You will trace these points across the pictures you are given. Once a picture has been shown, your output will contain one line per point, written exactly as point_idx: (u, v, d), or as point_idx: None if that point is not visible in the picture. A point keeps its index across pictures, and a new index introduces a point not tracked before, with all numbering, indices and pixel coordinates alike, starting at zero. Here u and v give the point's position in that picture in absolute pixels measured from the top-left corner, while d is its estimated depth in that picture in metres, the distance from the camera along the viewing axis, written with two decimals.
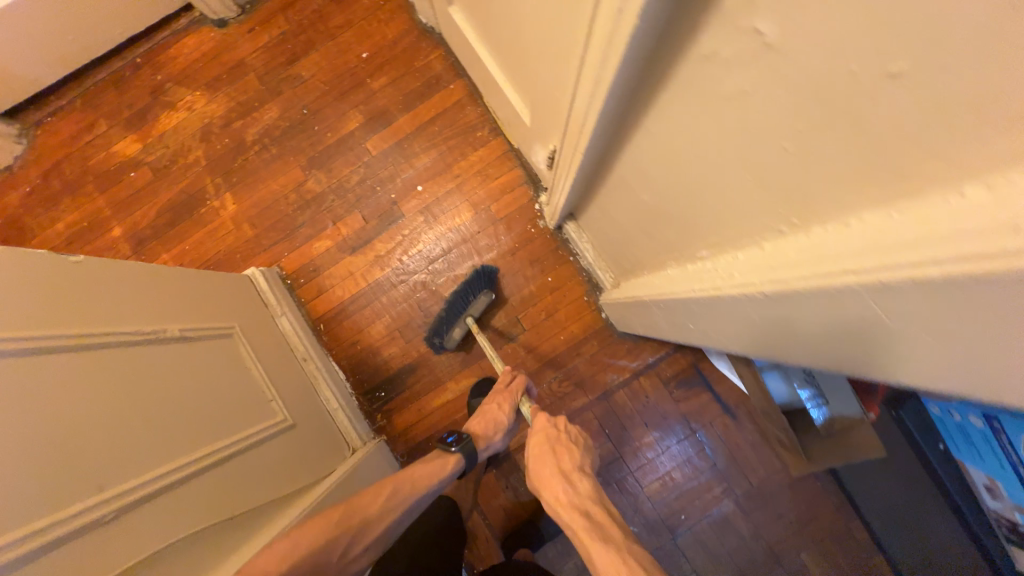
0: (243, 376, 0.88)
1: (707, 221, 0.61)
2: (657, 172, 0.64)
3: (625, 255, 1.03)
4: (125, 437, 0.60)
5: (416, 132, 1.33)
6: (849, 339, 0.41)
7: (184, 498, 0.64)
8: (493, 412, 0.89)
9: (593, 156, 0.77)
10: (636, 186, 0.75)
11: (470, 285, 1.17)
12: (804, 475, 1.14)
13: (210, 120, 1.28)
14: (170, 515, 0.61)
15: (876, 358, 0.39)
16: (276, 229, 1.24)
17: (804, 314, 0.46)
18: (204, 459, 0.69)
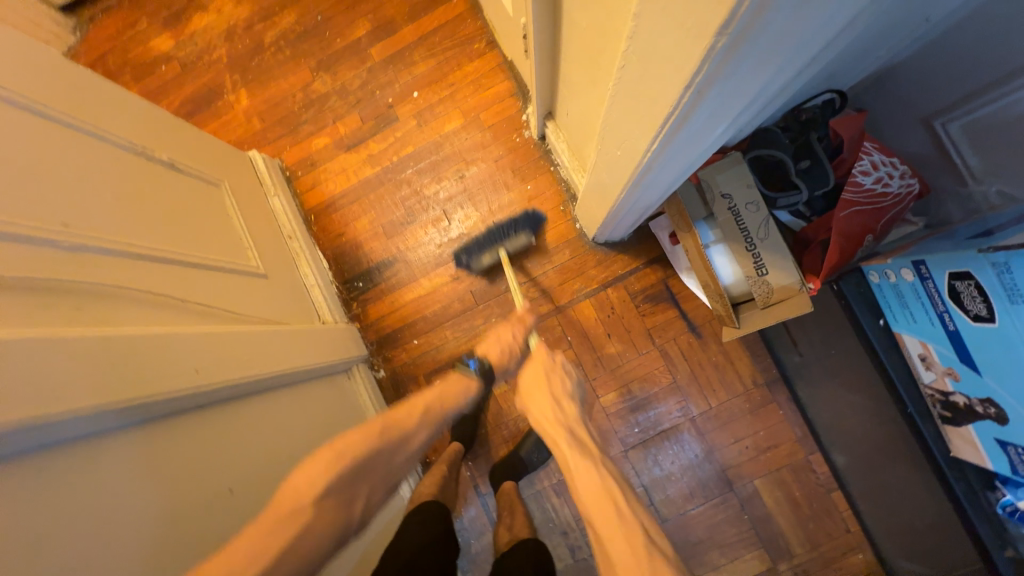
0: (224, 219, 0.98)
1: (604, 16, 0.56)
2: None
3: (585, 142, 0.98)
4: (104, 204, 0.70)
5: (417, 42, 1.31)
6: (688, 36, 0.36)
7: (153, 271, 0.73)
8: (502, 334, 0.90)
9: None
10: (574, 21, 0.70)
11: (515, 223, 1.13)
12: (772, 406, 1.10)
13: (234, 22, 1.38)
14: (141, 277, 0.70)
15: (708, 34, 0.34)
16: (281, 124, 1.35)
17: (658, 42, 0.41)
18: (176, 255, 0.79)
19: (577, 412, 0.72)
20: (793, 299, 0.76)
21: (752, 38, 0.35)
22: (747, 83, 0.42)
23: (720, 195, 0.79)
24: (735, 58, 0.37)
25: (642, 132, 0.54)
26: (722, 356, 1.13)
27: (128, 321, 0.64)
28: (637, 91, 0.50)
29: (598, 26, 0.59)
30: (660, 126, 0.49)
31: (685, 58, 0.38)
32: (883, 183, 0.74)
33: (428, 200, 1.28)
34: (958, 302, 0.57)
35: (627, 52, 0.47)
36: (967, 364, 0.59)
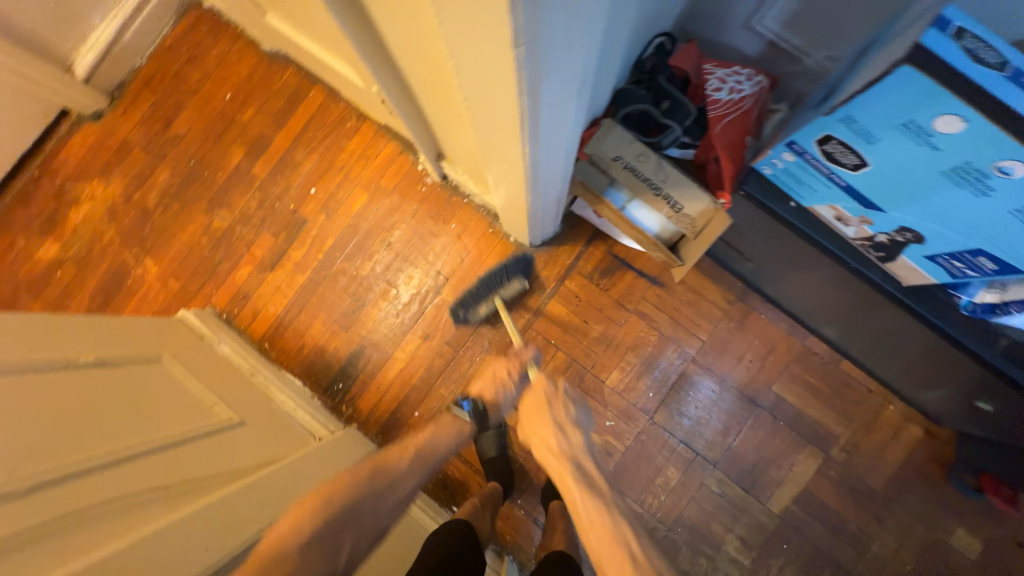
0: (177, 389, 0.95)
1: (434, 64, 0.60)
2: (394, 36, 0.63)
3: (480, 166, 1.02)
4: (46, 431, 0.67)
5: (293, 144, 1.34)
6: (497, 55, 0.40)
7: (122, 473, 0.70)
8: (493, 373, 0.91)
9: (382, 62, 0.77)
10: (416, 75, 0.75)
11: (503, 269, 1.18)
12: (752, 315, 1.16)
13: (112, 201, 1.36)
14: (110, 485, 0.67)
15: (509, 49, 0.38)
16: (198, 273, 1.33)
17: (480, 68, 0.45)
18: (141, 446, 0.75)
19: (571, 437, 0.78)
20: (714, 217, 0.80)
21: (547, 41, 0.39)
22: (569, 71, 0.46)
23: (612, 160, 0.83)
24: (545, 60, 0.40)
25: (511, 141, 0.58)
26: (690, 292, 1.18)
27: (114, 536, 0.60)
28: (490, 112, 0.53)
29: (434, 72, 0.63)
30: (521, 132, 0.53)
31: (506, 74, 0.42)
32: (737, 89, 0.83)
33: (368, 278, 1.29)
34: (836, 162, 0.63)
35: (464, 84, 0.51)
36: (870, 207, 0.65)
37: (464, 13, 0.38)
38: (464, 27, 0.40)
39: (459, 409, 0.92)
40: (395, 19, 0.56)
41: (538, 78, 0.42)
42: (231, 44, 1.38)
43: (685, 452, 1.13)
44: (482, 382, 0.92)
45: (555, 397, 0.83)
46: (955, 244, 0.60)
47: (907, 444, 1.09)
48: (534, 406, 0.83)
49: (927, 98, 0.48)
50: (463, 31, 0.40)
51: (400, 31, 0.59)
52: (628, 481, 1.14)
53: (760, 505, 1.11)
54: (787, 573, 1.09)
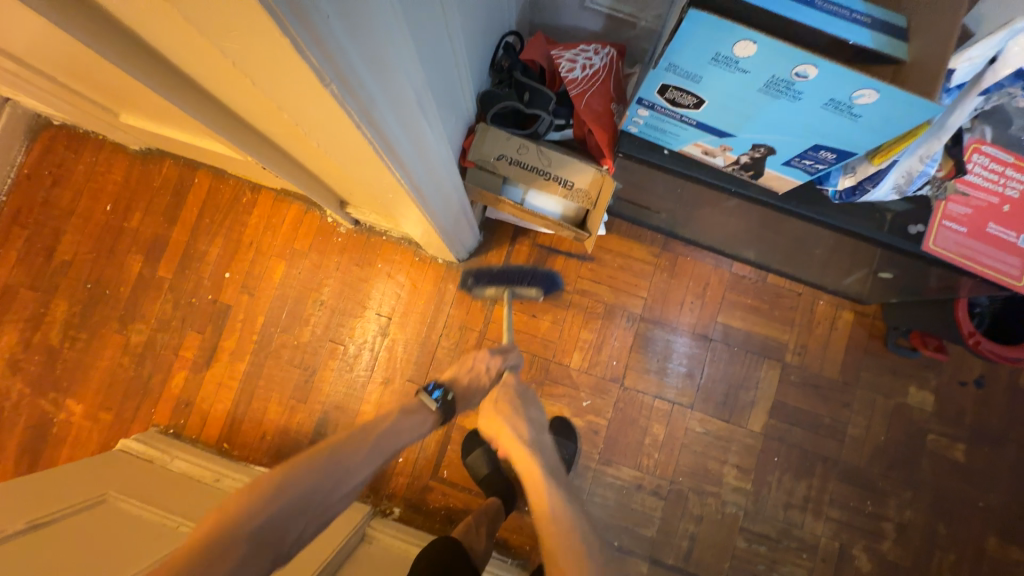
0: (133, 522, 0.88)
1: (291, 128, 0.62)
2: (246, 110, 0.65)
3: (384, 203, 1.04)
4: None
5: (194, 235, 1.29)
6: (324, 103, 0.43)
7: None
8: (469, 363, 0.94)
9: (251, 136, 0.78)
10: (285, 140, 0.76)
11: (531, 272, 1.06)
12: (679, 260, 1.23)
13: (10, 352, 1.25)
14: None
15: (328, 95, 0.41)
16: (130, 396, 1.24)
17: (318, 115, 0.47)
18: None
19: (532, 433, 0.86)
20: (605, 183, 0.88)
21: (363, 80, 0.42)
22: (403, 97, 0.50)
23: (496, 160, 0.87)
24: (365, 87, 0.42)
25: (382, 170, 0.61)
26: (619, 257, 1.23)
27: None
28: (351, 149, 0.56)
29: (295, 134, 0.65)
30: (384, 159, 0.56)
31: (339, 115, 0.45)
32: (589, 65, 0.88)
33: (311, 343, 1.25)
34: (680, 105, 0.69)
35: (317, 133, 0.53)
36: (721, 135, 0.71)
37: (266, 67, 0.39)
38: (284, 87, 0.42)
39: (428, 395, 0.88)
40: (231, 92, 0.57)
41: (371, 108, 0.45)
42: (96, 154, 1.31)
43: (662, 405, 1.18)
44: (458, 372, 0.94)
45: (517, 402, 0.90)
46: (798, 145, 0.67)
47: (845, 330, 1.19)
48: (490, 403, 0.90)
49: (719, 34, 0.54)
50: (286, 90, 0.43)
51: (240, 101, 0.59)
52: (619, 450, 1.16)
53: (742, 429, 1.17)
54: (785, 482, 1.15)
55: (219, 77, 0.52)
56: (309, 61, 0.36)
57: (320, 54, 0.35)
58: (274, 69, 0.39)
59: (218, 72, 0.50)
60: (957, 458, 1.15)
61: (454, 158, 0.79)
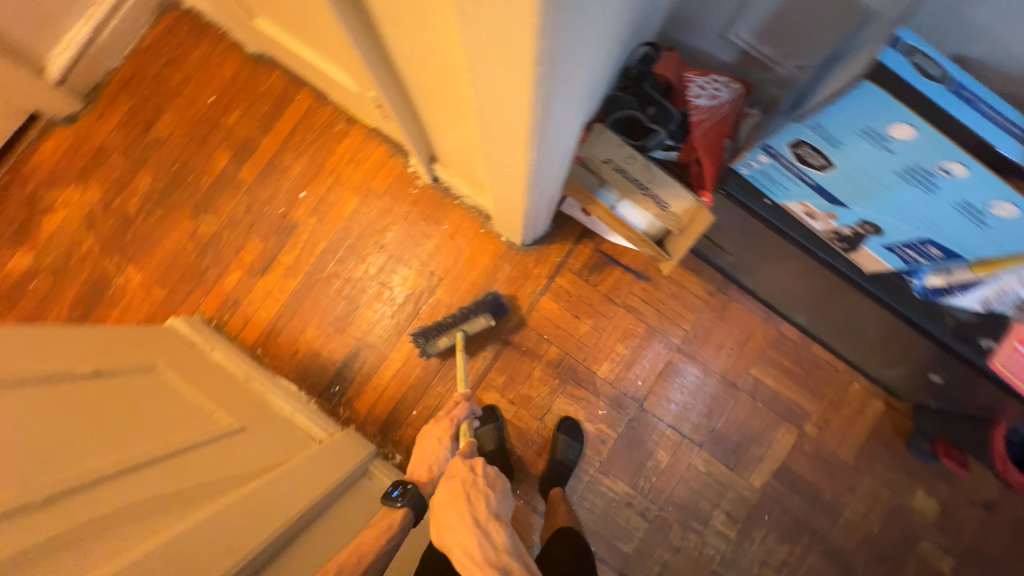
0: (175, 397, 0.95)
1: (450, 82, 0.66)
2: (409, 55, 0.69)
3: (474, 172, 1.07)
4: (67, 437, 0.68)
5: (282, 148, 1.34)
6: (516, 84, 0.46)
7: (146, 476, 0.72)
8: (427, 453, 0.93)
9: (387, 76, 0.82)
10: (422, 89, 0.80)
11: (474, 305, 1.21)
12: (730, 304, 1.25)
13: (89, 207, 1.32)
14: (142, 482, 0.71)
15: (527, 80, 0.44)
16: (185, 280, 1.31)
17: (496, 90, 0.50)
18: (162, 449, 0.78)
19: (489, 526, 0.74)
20: (699, 216, 0.89)
21: (559, 75, 0.45)
22: (573, 91, 0.52)
23: (603, 162, 0.90)
24: (561, 72, 0.45)
25: (518, 149, 0.64)
26: (674, 285, 1.25)
27: (115, 553, 0.58)
28: (500, 125, 0.59)
29: (445, 86, 0.69)
30: (529, 141, 0.59)
31: (521, 97, 0.48)
32: (716, 96, 0.89)
33: (362, 281, 1.30)
34: (806, 162, 0.70)
35: (479, 103, 0.57)
36: (833, 204, 0.73)
37: (487, 37, 0.42)
38: (487, 61, 0.45)
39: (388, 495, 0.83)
40: (411, 29, 0.59)
41: (550, 97, 0.48)
42: (213, 46, 1.36)
43: (673, 436, 1.21)
44: (419, 469, 0.91)
45: (471, 490, 0.79)
46: (908, 233, 0.68)
47: (871, 418, 1.20)
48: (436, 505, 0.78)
49: (880, 111, 0.55)
50: (485, 64, 0.46)
51: (414, 40, 0.62)
52: (621, 465, 1.20)
53: (743, 481, 1.19)
54: (768, 541, 1.18)
55: (416, 22, 0.56)
56: (536, 50, 0.39)
57: (547, 46, 0.39)
58: (492, 45, 0.42)
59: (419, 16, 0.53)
60: (941, 570, 1.16)
61: (570, 151, 0.82)
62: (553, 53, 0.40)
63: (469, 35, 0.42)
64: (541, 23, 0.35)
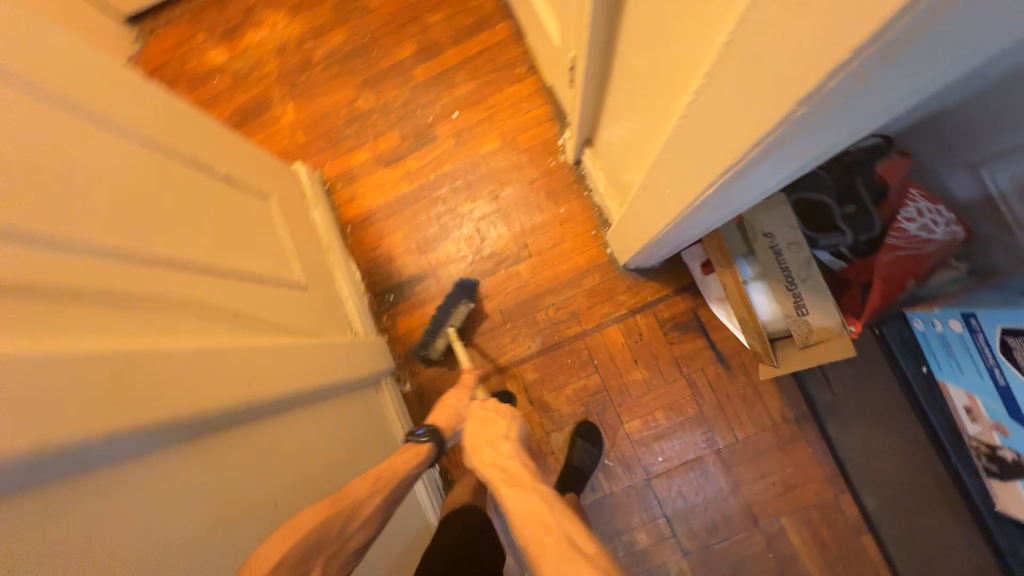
0: (270, 230, 1.02)
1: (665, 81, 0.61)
2: (639, 37, 0.65)
3: (621, 176, 1.01)
4: (184, 218, 0.76)
5: (460, 65, 1.36)
6: (758, 112, 0.42)
7: (220, 283, 0.79)
8: (449, 405, 0.97)
9: (599, 47, 0.78)
10: (627, 75, 0.76)
11: (446, 301, 1.18)
12: (799, 442, 1.09)
13: (287, 39, 1.45)
14: (215, 287, 0.77)
15: (777, 113, 0.39)
16: (324, 138, 1.40)
17: (726, 109, 0.46)
18: (241, 268, 0.85)
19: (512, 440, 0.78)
20: (833, 342, 0.76)
21: (817, 120, 0.40)
22: (807, 146, 0.47)
23: (763, 234, 0.81)
24: (817, 116, 0.39)
25: (698, 178, 0.59)
26: (750, 388, 1.13)
27: (170, 330, 0.64)
28: (698, 146, 0.55)
29: (658, 82, 0.64)
30: (720, 176, 0.54)
31: (753, 127, 0.43)
32: (927, 232, 0.74)
33: (462, 217, 1.31)
34: (1014, 361, 0.65)
35: (692, 115, 0.52)
36: (1009, 330, 0.64)
37: (763, 53, 0.37)
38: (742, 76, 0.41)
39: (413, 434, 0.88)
40: (663, 10, 0.54)
41: (785, 140, 0.43)
42: None
43: (663, 527, 1.11)
44: (439, 414, 0.95)
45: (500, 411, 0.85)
46: None
47: None
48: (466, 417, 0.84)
49: None
50: (737, 79, 0.42)
51: (657, 23, 0.57)
52: (597, 520, 1.14)
53: None
54: None
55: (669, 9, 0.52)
56: (820, 84, 0.34)
57: (840, 83, 0.34)
58: (760, 63, 0.38)
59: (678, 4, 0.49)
60: None
61: (738, 206, 0.75)
62: (836, 93, 0.35)
63: (743, 38, 0.38)
64: (855, 55, 0.31)
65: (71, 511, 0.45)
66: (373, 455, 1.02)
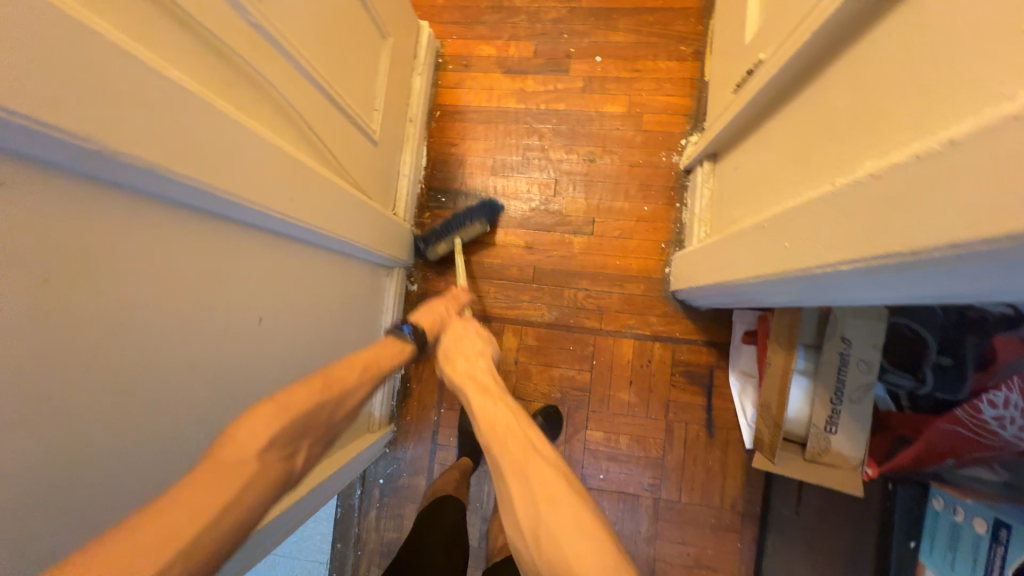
0: (372, 71, 0.96)
1: (863, 135, 0.53)
2: (860, 73, 0.56)
3: (728, 208, 0.93)
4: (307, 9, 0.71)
5: (631, 12, 1.24)
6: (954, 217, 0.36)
7: (307, 93, 0.74)
8: (438, 308, 0.89)
9: (799, 65, 0.69)
10: (812, 108, 0.67)
11: (468, 211, 1.15)
12: (732, 534, 1.08)
13: None
14: (302, 94, 0.73)
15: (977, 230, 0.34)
16: (461, 11, 1.30)
17: (918, 196, 0.40)
18: (333, 91, 0.80)
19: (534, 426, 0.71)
20: (843, 469, 0.78)
21: (1006, 259, 0.35)
22: (968, 276, 0.42)
23: (840, 339, 0.79)
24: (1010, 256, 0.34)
25: (826, 248, 0.53)
26: (718, 464, 1.10)
27: (247, 110, 0.61)
28: (854, 218, 0.49)
29: (850, 132, 0.56)
30: (853, 261, 0.49)
31: (933, 231, 0.38)
32: (999, 424, 0.69)
33: (547, 162, 1.23)
34: None
35: (872, 183, 0.46)
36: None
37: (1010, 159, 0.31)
38: (967, 175, 0.35)
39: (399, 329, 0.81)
40: (923, 57, 0.46)
41: (955, 259, 0.38)
42: None
43: None
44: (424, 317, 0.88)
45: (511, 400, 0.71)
46: None
47: None
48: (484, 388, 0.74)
49: None
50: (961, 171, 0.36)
51: (898, 67, 0.49)
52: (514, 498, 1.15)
53: None
54: None
55: (934, 58, 0.44)
56: None
57: None
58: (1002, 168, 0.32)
59: (955, 55, 0.41)
60: None
61: (830, 300, 0.69)
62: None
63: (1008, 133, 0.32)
64: None
65: (91, 224, 0.42)
66: (355, 328, 1.02)
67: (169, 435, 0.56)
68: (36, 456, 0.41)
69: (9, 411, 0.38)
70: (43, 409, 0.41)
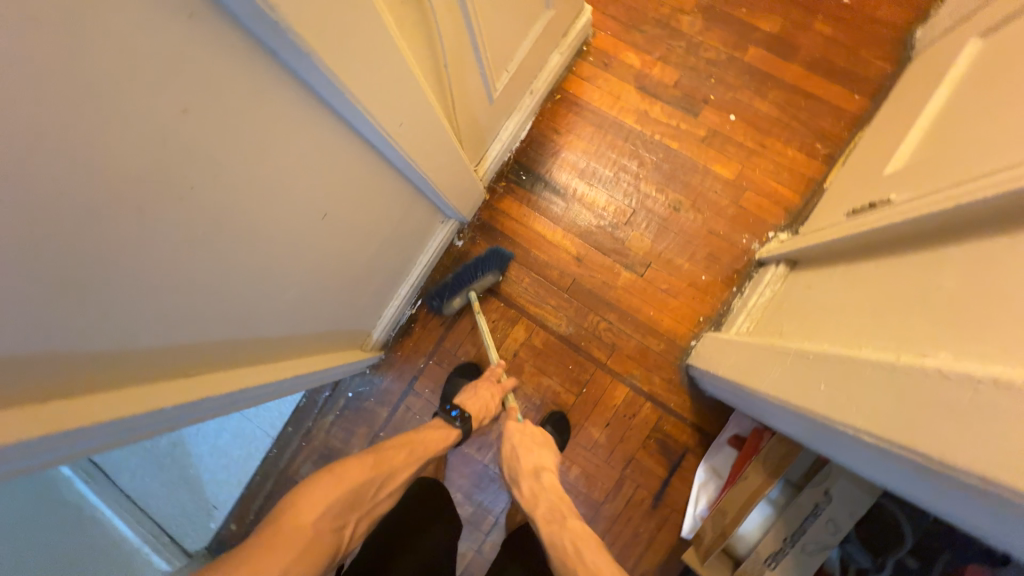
0: (521, 35, 0.96)
1: (950, 324, 0.52)
2: (982, 265, 0.54)
3: (782, 317, 0.92)
4: None
5: (787, 88, 1.20)
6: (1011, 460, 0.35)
7: (462, 36, 0.75)
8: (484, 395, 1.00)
9: (924, 225, 0.67)
10: (916, 271, 0.65)
11: (480, 264, 1.17)
12: None
13: None
14: (458, 35, 0.74)
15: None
16: (627, 11, 1.27)
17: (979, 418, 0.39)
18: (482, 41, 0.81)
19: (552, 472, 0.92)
20: None
21: None
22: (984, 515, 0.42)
23: (822, 490, 0.80)
24: None
25: (859, 411, 0.53)
26: (648, 535, 1.12)
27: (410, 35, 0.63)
28: (899, 399, 0.48)
29: (940, 315, 0.55)
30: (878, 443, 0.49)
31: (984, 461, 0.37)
32: None
33: (635, 190, 1.22)
34: None
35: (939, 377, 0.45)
36: None
37: None
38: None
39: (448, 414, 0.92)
40: None
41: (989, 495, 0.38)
42: None
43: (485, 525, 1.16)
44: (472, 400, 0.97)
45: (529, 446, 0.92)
46: None
47: None
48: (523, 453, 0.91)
49: None
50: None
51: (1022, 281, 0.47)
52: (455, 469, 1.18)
53: None
54: None
55: None
56: None
57: None
58: None
59: None
60: None
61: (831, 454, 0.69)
62: None
63: None
64: None
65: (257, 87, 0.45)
66: (393, 257, 1.05)
67: (223, 285, 0.60)
68: (124, 258, 0.45)
69: (128, 212, 0.42)
70: (146, 221, 0.44)
